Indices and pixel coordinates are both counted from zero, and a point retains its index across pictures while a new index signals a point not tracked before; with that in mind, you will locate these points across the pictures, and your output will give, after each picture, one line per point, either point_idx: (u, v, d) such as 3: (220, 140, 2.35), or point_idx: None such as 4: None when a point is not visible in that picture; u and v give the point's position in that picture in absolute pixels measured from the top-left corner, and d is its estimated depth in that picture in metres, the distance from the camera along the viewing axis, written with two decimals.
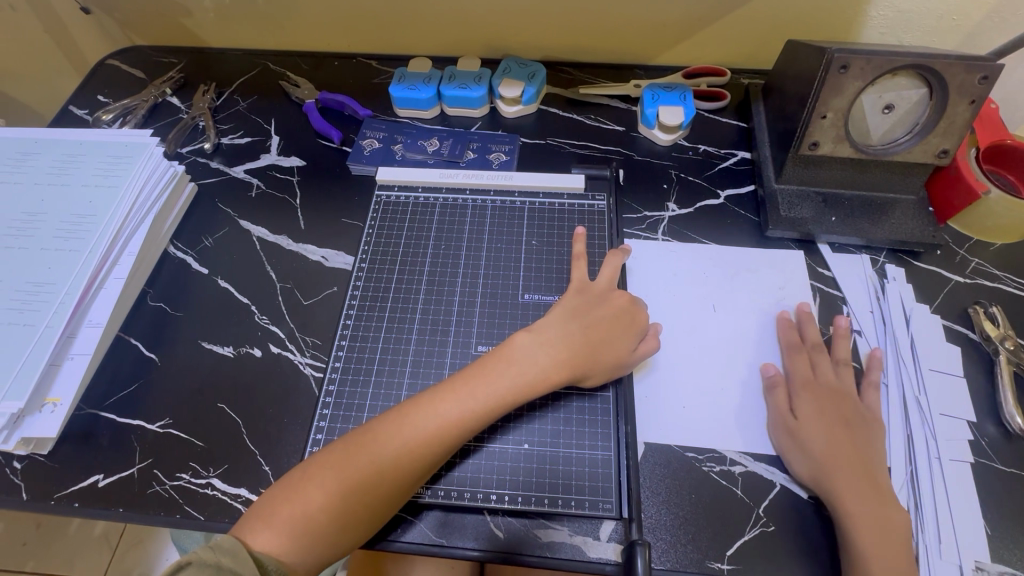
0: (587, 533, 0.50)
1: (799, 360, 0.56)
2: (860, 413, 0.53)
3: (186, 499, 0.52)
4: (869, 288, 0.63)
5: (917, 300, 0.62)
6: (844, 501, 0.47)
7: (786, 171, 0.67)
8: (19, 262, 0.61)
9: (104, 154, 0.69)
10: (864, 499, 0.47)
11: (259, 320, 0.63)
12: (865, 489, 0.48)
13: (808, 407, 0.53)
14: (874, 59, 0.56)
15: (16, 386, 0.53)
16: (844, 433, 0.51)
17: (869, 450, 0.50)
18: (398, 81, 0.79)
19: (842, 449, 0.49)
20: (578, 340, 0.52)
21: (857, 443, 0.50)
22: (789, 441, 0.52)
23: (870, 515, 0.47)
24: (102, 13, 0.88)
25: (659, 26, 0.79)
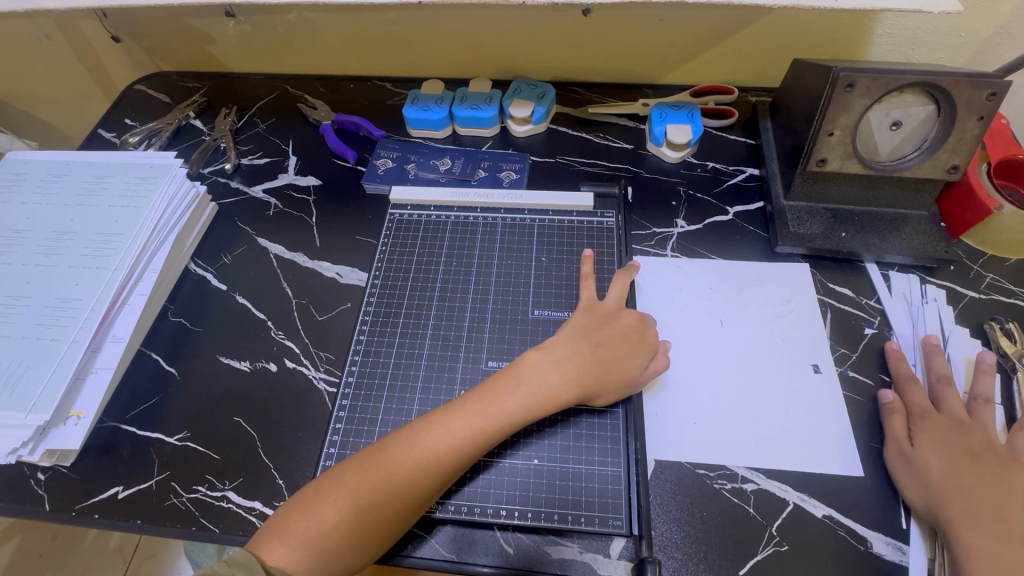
0: (597, 550, 0.50)
1: (921, 393, 0.54)
2: (996, 452, 0.49)
3: (202, 512, 0.53)
4: (899, 305, 0.63)
5: (952, 321, 0.61)
6: (962, 532, 0.45)
7: (794, 188, 0.67)
8: (48, 278, 0.63)
9: (130, 175, 0.72)
10: (988, 535, 0.44)
11: (276, 335, 0.65)
12: (994, 529, 0.44)
13: (929, 439, 0.50)
14: (879, 77, 0.57)
15: (43, 399, 0.55)
16: (963, 463, 0.48)
17: (1002, 486, 0.46)
18: (411, 102, 0.81)
19: (960, 480, 0.47)
20: (587, 358, 0.53)
21: (987, 478, 0.47)
22: (904, 470, 0.50)
23: (1000, 557, 0.43)
24: (131, 41, 0.93)
25: (666, 46, 0.80)
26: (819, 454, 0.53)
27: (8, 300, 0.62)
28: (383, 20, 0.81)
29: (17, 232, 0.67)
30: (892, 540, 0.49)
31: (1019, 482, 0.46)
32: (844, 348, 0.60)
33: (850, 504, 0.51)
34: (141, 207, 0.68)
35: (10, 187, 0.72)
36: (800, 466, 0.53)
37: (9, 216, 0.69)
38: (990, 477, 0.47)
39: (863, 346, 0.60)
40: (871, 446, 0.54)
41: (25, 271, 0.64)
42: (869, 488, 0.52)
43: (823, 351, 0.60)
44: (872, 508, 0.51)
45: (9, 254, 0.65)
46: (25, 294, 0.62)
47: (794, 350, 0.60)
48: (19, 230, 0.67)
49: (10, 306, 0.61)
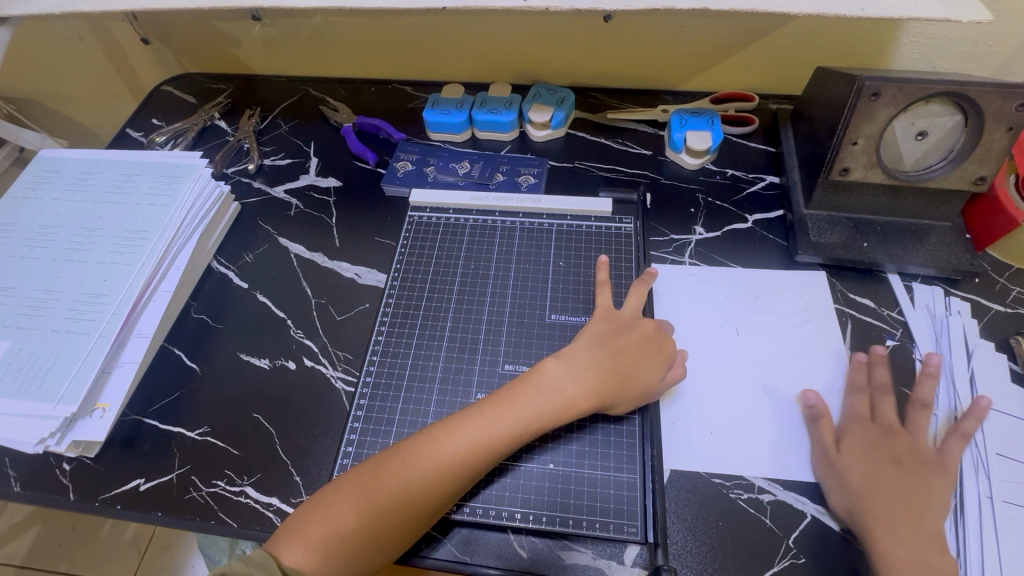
0: (611, 557, 0.50)
1: (860, 401, 0.55)
2: (916, 458, 0.50)
3: (221, 506, 0.54)
4: (925, 318, 0.62)
5: (978, 335, 0.60)
6: (880, 541, 0.46)
7: (816, 197, 0.66)
8: (77, 274, 0.65)
9: (157, 174, 0.73)
10: (897, 542, 0.46)
11: (295, 334, 0.65)
12: (907, 533, 0.46)
13: (853, 444, 0.51)
14: (905, 87, 0.56)
15: (70, 391, 0.56)
16: (889, 472, 0.49)
17: (922, 493, 0.48)
18: (431, 106, 0.82)
19: (882, 488, 0.48)
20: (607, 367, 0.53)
21: (906, 485, 0.49)
22: (832, 479, 0.51)
23: (913, 559, 0.45)
24: (159, 43, 0.95)
25: (687, 52, 0.80)
26: None
27: (38, 295, 0.63)
28: (406, 24, 0.83)
29: (48, 229, 0.69)
30: None
31: (940, 487, 0.49)
32: (864, 360, 0.60)
33: None
34: (167, 206, 0.70)
35: (42, 185, 0.74)
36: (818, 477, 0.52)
37: (40, 213, 0.71)
38: (906, 482, 0.49)
39: (884, 357, 0.60)
40: None
41: (55, 267, 0.66)
42: None
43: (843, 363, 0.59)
44: None
45: (40, 249, 0.67)
46: (54, 289, 0.64)
47: (812, 360, 0.59)
48: (49, 227, 0.69)
49: (40, 300, 0.63)
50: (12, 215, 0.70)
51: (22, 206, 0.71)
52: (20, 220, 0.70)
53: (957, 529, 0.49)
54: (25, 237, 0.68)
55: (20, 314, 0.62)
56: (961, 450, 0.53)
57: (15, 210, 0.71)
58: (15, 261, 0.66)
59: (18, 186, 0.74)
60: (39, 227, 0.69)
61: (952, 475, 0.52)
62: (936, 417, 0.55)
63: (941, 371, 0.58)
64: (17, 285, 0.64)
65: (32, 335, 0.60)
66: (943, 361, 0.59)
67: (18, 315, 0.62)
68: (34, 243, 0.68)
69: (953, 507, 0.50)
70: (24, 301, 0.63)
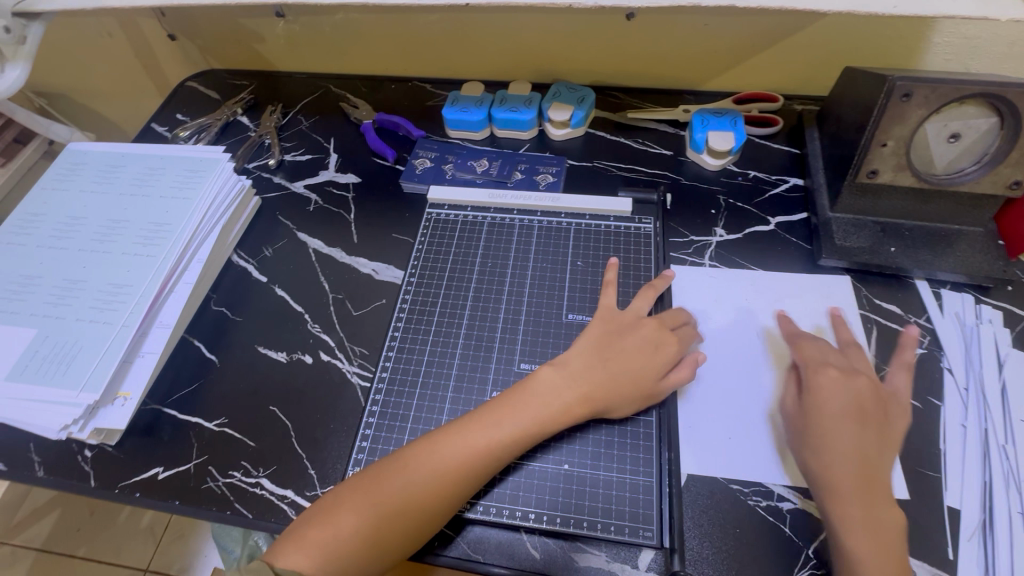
0: (625, 560, 0.49)
1: (815, 349, 0.55)
2: (876, 407, 0.50)
3: (237, 497, 0.55)
4: (954, 326, 0.60)
5: (1011, 345, 0.58)
6: (836, 503, 0.47)
7: (842, 200, 0.65)
8: (102, 265, 0.66)
9: (180, 168, 0.74)
10: (856, 501, 0.46)
11: (312, 328, 0.66)
12: (862, 495, 0.46)
13: (817, 391, 0.51)
14: (939, 87, 0.54)
15: (94, 379, 0.57)
16: (859, 427, 0.49)
17: (872, 443, 0.48)
18: (451, 104, 0.82)
19: (843, 442, 0.48)
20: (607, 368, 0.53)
21: (865, 437, 0.49)
22: (808, 438, 0.50)
23: (865, 519, 0.46)
24: (185, 39, 0.96)
25: (710, 51, 0.79)
26: None
27: (64, 283, 0.65)
28: (427, 22, 0.83)
29: (75, 220, 0.70)
30: (936, 570, 0.47)
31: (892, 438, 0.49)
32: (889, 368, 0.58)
33: None
34: (190, 199, 0.71)
35: (70, 177, 0.75)
36: None
37: (68, 205, 0.72)
38: (874, 437, 0.49)
39: (910, 365, 0.58)
40: (917, 470, 0.52)
41: (81, 257, 0.67)
42: (916, 514, 0.50)
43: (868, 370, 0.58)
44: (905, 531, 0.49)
45: (67, 240, 0.69)
46: (80, 279, 0.65)
47: None
48: (76, 218, 0.71)
49: (66, 290, 0.64)
50: (41, 206, 0.72)
51: (51, 197, 0.73)
52: (49, 211, 0.72)
53: (985, 544, 0.48)
54: (53, 228, 0.70)
55: (47, 302, 0.63)
56: (991, 463, 0.52)
57: (44, 201, 0.73)
58: (44, 251, 0.68)
59: (47, 178, 0.75)
60: (66, 218, 0.71)
61: (981, 489, 0.51)
62: (965, 427, 0.54)
63: (970, 381, 0.56)
64: (44, 274, 0.66)
65: (58, 323, 0.62)
66: (973, 371, 0.57)
67: (44, 304, 0.63)
68: (61, 234, 0.69)
69: (982, 522, 0.49)
70: (50, 290, 0.64)
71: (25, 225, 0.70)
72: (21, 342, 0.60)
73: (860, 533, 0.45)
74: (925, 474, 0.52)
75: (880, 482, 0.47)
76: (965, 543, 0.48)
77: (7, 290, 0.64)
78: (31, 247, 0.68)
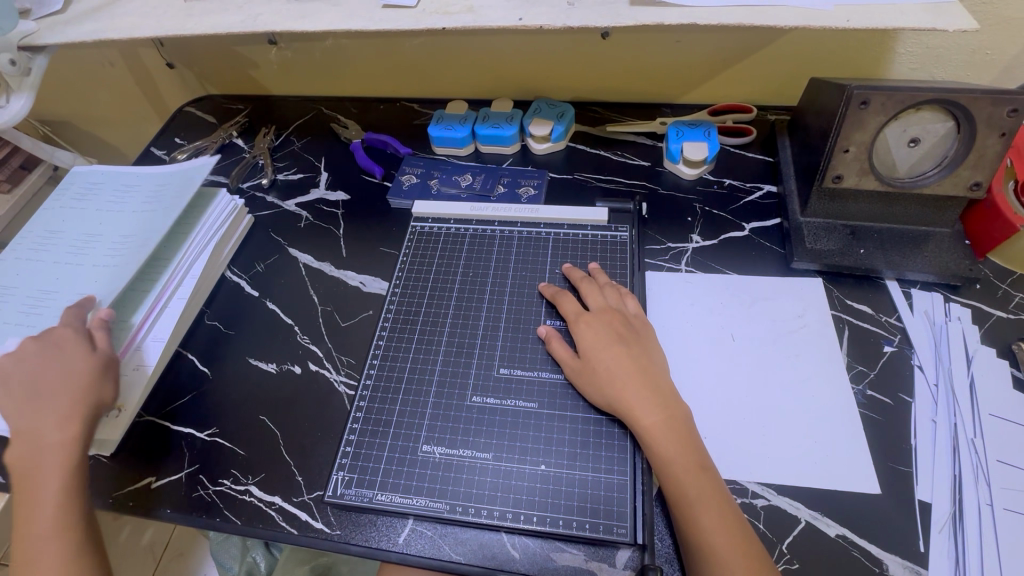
0: (602, 559, 0.50)
1: (570, 299, 0.62)
2: (632, 330, 0.58)
3: (226, 504, 0.56)
4: (925, 323, 0.61)
5: (980, 341, 0.60)
6: (638, 417, 0.52)
7: (811, 204, 0.67)
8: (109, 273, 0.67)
9: (184, 179, 0.75)
10: (649, 409, 0.52)
11: (301, 339, 0.68)
12: (670, 432, 0.51)
13: (592, 331, 0.58)
14: (894, 94, 0.57)
15: None
16: (641, 374, 0.54)
17: (641, 358, 0.56)
18: (436, 122, 0.85)
19: (634, 393, 0.53)
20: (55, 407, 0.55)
21: (634, 356, 0.56)
22: (594, 372, 0.55)
23: (661, 422, 0.51)
24: (184, 67, 1.01)
25: (684, 66, 0.82)
26: (836, 474, 0.53)
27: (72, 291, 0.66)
28: (412, 45, 0.86)
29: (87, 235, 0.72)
30: (908, 563, 0.48)
31: (650, 351, 0.57)
32: (861, 366, 0.59)
33: (866, 527, 0.50)
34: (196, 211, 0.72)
35: (88, 199, 0.78)
36: (810, 482, 0.53)
37: (83, 222, 0.74)
38: (652, 379, 0.54)
39: (881, 363, 0.59)
40: (888, 464, 0.53)
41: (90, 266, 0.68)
42: (887, 508, 0.51)
43: (838, 369, 0.59)
44: (874, 524, 0.50)
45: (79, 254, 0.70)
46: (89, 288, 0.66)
47: (803, 365, 0.60)
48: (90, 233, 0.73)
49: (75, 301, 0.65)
50: (59, 225, 0.75)
51: (68, 217, 0.76)
52: (66, 229, 0.74)
53: (955, 535, 0.49)
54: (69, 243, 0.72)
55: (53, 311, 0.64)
56: (960, 457, 0.53)
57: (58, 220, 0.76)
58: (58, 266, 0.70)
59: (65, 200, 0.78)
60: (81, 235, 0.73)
61: (950, 482, 0.52)
62: (935, 423, 0.55)
63: (939, 377, 0.58)
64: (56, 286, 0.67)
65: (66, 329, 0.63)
66: (942, 366, 0.58)
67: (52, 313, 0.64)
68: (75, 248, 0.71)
69: (953, 514, 0.50)
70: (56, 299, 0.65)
71: (43, 243, 0.73)
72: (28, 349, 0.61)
73: (659, 436, 0.51)
74: (895, 469, 0.53)
75: (675, 415, 0.52)
76: (936, 535, 0.49)
77: (20, 303, 0.66)
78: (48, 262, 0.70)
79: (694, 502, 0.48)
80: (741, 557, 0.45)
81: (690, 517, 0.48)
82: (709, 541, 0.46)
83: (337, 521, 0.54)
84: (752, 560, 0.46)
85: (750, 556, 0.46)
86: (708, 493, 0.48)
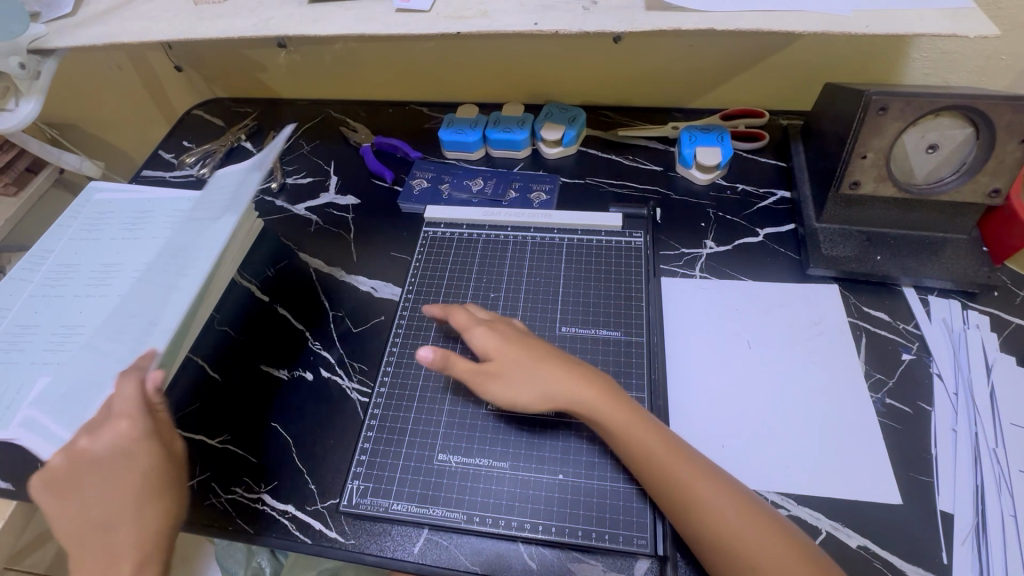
0: (621, 570, 0.50)
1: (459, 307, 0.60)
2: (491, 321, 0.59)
3: (239, 513, 0.56)
4: (943, 331, 0.61)
5: (999, 349, 0.59)
6: (584, 403, 0.51)
7: (827, 211, 0.66)
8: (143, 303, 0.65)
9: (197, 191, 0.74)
10: (582, 390, 0.52)
11: (312, 345, 0.68)
12: (617, 408, 0.51)
13: (495, 329, 0.57)
14: (914, 100, 0.56)
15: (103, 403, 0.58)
16: (555, 356, 0.55)
17: (546, 347, 0.56)
18: (446, 126, 0.85)
19: (567, 377, 0.53)
20: (102, 480, 0.49)
21: (539, 343, 0.56)
22: (522, 366, 0.54)
23: (600, 400, 0.51)
24: (192, 71, 1.00)
25: (697, 71, 0.82)
26: (856, 484, 0.52)
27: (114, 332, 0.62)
28: (423, 49, 0.86)
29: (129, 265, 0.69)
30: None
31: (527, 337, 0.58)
32: (879, 374, 0.59)
33: (888, 539, 0.50)
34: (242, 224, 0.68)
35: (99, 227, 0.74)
36: (829, 492, 0.52)
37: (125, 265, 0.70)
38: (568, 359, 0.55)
39: (899, 371, 0.59)
40: (909, 475, 0.53)
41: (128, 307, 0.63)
42: (909, 518, 0.51)
43: (855, 376, 0.59)
44: (896, 535, 0.50)
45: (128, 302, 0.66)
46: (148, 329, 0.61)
47: (821, 372, 0.59)
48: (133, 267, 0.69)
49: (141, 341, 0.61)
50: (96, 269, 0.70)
51: (81, 247, 0.72)
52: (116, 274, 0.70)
53: (979, 546, 0.49)
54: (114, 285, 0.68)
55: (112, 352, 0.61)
56: (982, 467, 0.52)
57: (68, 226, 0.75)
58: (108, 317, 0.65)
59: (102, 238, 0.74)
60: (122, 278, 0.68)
61: (972, 493, 0.51)
62: (955, 432, 0.55)
63: (959, 385, 0.57)
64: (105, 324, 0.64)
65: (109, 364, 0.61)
66: (962, 375, 0.58)
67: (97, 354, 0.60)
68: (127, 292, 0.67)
69: (975, 525, 0.50)
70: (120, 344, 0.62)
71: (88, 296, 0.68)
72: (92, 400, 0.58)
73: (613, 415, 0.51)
74: (916, 479, 0.53)
75: (612, 391, 0.53)
76: (959, 547, 0.49)
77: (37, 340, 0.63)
78: (62, 296, 0.68)
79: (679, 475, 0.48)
80: (723, 499, 0.46)
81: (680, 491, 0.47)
82: (706, 507, 0.46)
83: (352, 531, 0.53)
84: (734, 495, 0.47)
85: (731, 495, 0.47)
86: (670, 451, 0.49)
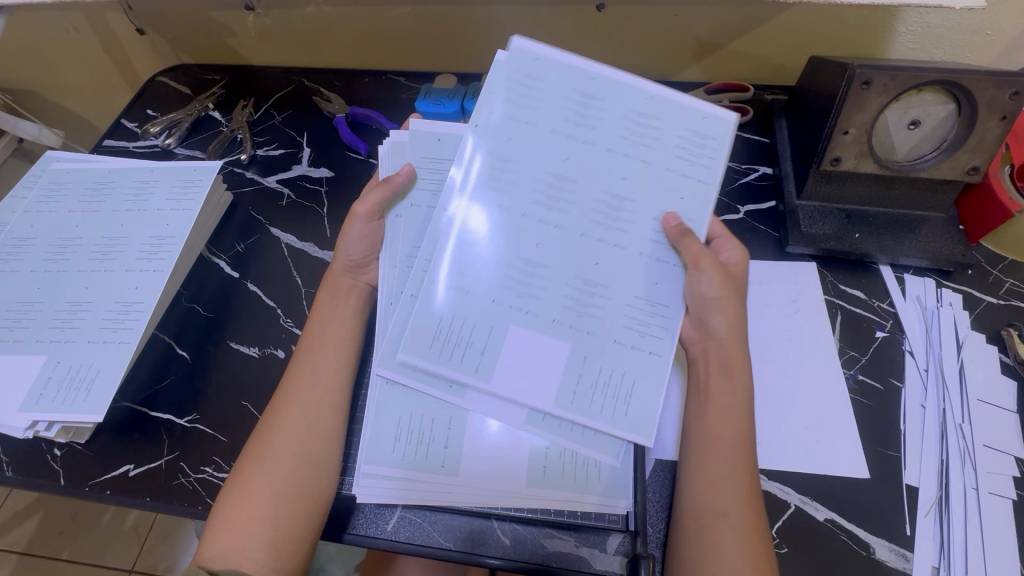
0: (593, 544, 0.51)
1: (731, 245, 0.55)
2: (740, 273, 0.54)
3: (209, 492, 0.56)
4: (918, 309, 0.61)
5: (970, 327, 0.60)
6: (711, 368, 0.51)
7: (807, 188, 0.65)
8: (104, 285, 0.63)
9: (162, 172, 0.71)
10: (716, 344, 0.51)
11: (284, 323, 0.66)
12: (720, 380, 0.50)
13: (733, 256, 0.54)
14: (897, 74, 0.55)
15: (64, 390, 0.56)
16: (734, 301, 0.51)
17: (740, 313, 0.52)
18: (424, 96, 0.78)
19: (721, 322, 0.51)
20: (317, 342, 0.56)
21: (739, 301, 0.52)
22: (721, 291, 0.50)
23: (715, 363, 0.51)
24: (154, 33, 0.94)
25: (683, 41, 0.79)
26: (826, 457, 0.53)
27: (595, 285, 0.51)
28: (399, 14, 0.82)
29: (565, 182, 0.51)
30: (895, 546, 0.49)
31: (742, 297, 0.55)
32: (852, 352, 0.59)
33: (855, 513, 0.51)
34: (716, 173, 0.51)
35: (54, 198, 0.70)
36: (801, 467, 0.53)
37: (524, 181, 0.52)
38: (740, 310, 0.52)
39: (873, 348, 0.59)
40: (878, 450, 0.54)
41: (604, 247, 0.51)
42: (876, 489, 0.52)
43: (829, 353, 0.59)
44: (861, 508, 0.51)
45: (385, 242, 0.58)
46: (581, 273, 0.51)
47: (796, 349, 0.60)
48: (566, 181, 0.51)
49: (585, 292, 0.51)
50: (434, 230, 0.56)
51: (35, 219, 0.69)
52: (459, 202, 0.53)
53: (941, 517, 0.50)
54: (568, 214, 0.51)
55: (573, 313, 0.51)
56: (948, 442, 0.53)
57: (21, 199, 0.71)
58: (508, 257, 0.52)
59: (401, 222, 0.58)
60: (582, 202, 0.51)
61: (938, 466, 0.52)
62: (923, 408, 0.55)
63: (929, 363, 0.58)
64: (551, 266, 0.51)
65: (69, 347, 0.59)
66: (933, 353, 0.58)
67: (625, 329, 0.51)
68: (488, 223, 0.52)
69: (938, 499, 0.51)
70: (541, 287, 0.51)
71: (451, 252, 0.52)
72: (616, 378, 0.51)
73: (720, 380, 0.50)
74: (885, 453, 0.53)
75: (744, 390, 0.50)
76: (922, 519, 0.50)
77: None
78: (15, 273, 0.64)
79: (727, 458, 0.48)
80: (739, 535, 0.45)
81: (704, 475, 0.48)
82: (714, 498, 0.46)
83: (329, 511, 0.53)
84: (755, 536, 0.45)
85: (753, 542, 0.45)
86: (743, 443, 0.48)
